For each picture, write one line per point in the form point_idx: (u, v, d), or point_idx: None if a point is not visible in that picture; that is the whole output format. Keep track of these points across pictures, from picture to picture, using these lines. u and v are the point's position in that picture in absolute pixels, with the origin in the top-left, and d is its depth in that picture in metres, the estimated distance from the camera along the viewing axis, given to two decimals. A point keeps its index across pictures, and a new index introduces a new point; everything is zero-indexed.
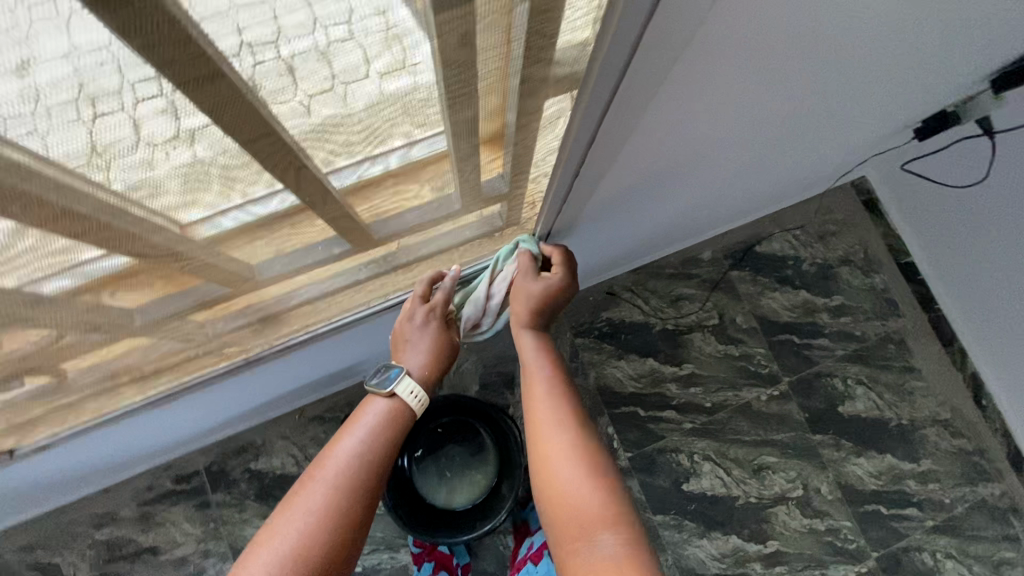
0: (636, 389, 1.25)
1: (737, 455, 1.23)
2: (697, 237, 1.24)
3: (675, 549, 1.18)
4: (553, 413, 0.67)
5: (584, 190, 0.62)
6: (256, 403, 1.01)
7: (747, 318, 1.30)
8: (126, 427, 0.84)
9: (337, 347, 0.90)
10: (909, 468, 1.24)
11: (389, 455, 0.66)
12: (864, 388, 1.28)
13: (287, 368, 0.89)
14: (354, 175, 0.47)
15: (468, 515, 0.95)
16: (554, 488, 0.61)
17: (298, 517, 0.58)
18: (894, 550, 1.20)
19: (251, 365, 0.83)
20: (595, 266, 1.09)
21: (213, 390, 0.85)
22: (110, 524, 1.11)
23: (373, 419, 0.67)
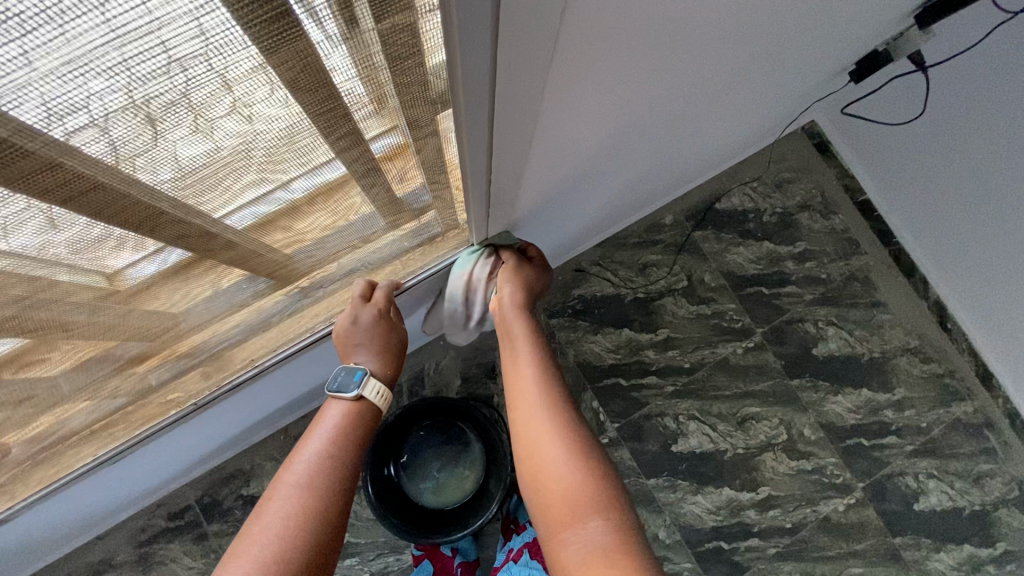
0: (615, 360, 1.26)
1: (721, 410, 1.26)
2: (648, 206, 1.26)
3: (671, 508, 1.21)
4: (539, 403, 0.68)
5: (504, 192, 0.63)
6: (229, 434, 1.00)
7: (715, 276, 1.31)
8: (95, 480, 0.82)
9: (294, 372, 0.88)
10: (886, 398, 1.29)
11: (357, 454, 0.67)
12: (834, 328, 1.31)
13: (246, 400, 0.88)
14: (248, 217, 0.49)
15: (461, 511, 0.96)
16: (546, 475, 0.61)
17: (275, 523, 0.57)
18: (879, 478, 1.25)
19: (208, 406, 0.81)
20: (551, 253, 1.09)
21: (175, 431, 0.83)
22: (108, 571, 1.10)
23: (337, 422, 0.68)
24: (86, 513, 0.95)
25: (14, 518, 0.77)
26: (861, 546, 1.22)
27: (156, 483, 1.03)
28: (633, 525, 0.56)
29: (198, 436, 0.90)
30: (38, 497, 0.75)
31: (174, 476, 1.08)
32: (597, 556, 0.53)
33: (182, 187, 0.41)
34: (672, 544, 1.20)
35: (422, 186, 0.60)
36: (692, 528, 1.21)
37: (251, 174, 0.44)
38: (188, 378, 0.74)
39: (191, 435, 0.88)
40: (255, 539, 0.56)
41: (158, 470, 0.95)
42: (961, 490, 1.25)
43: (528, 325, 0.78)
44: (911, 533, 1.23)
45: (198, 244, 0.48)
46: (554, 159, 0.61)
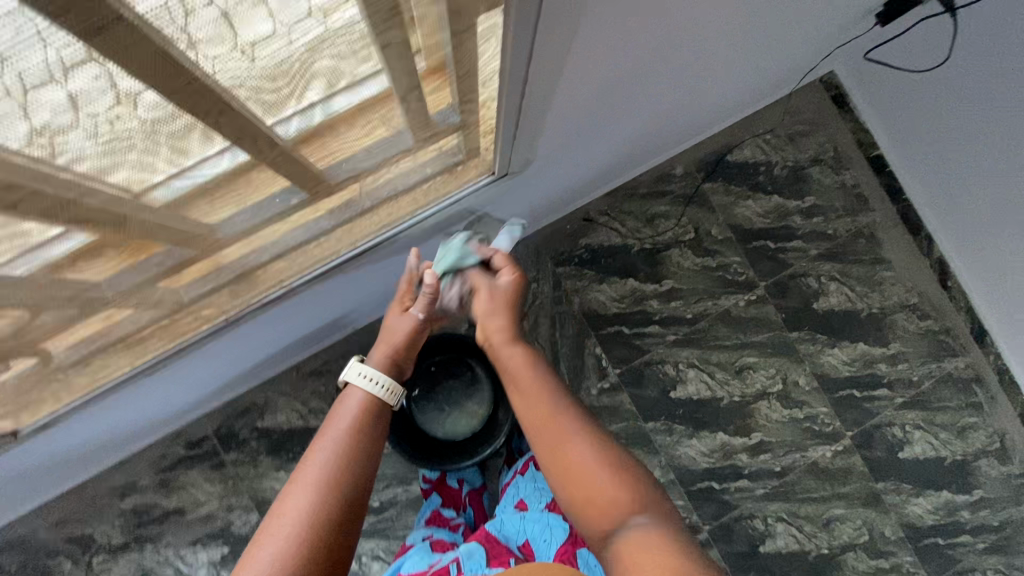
0: (619, 309, 1.28)
1: (720, 359, 1.29)
2: (661, 153, 1.25)
3: (666, 450, 1.27)
4: (560, 410, 0.69)
5: (534, 116, 0.62)
6: (247, 364, 1.04)
7: (722, 229, 1.31)
8: (134, 393, 0.87)
9: (319, 296, 0.92)
10: (880, 352, 1.32)
11: (376, 438, 0.72)
12: (836, 283, 1.33)
13: (273, 322, 0.92)
14: (298, 124, 0.51)
15: (471, 441, 1.01)
16: (579, 479, 0.65)
17: (301, 493, 0.63)
18: (867, 427, 1.31)
19: (237, 326, 0.85)
20: (564, 195, 1.09)
21: (204, 351, 0.87)
22: (132, 494, 1.16)
23: (355, 407, 0.74)
24: (122, 429, 1.00)
25: (54, 425, 0.81)
26: (845, 488, 1.29)
27: (187, 405, 1.09)
28: (671, 513, 0.64)
29: (226, 357, 0.95)
30: (80, 403, 0.80)
31: (202, 400, 1.13)
32: (647, 548, 0.59)
33: (260, 82, 0.44)
34: (666, 483, 1.26)
35: (450, 107, 0.61)
36: (685, 469, 1.27)
37: (297, 83, 0.46)
38: (214, 300, 0.77)
39: (220, 356, 0.92)
40: (286, 510, 0.62)
41: (191, 390, 1.01)
42: (945, 441, 1.30)
43: (518, 349, 0.75)
44: (892, 479, 1.30)
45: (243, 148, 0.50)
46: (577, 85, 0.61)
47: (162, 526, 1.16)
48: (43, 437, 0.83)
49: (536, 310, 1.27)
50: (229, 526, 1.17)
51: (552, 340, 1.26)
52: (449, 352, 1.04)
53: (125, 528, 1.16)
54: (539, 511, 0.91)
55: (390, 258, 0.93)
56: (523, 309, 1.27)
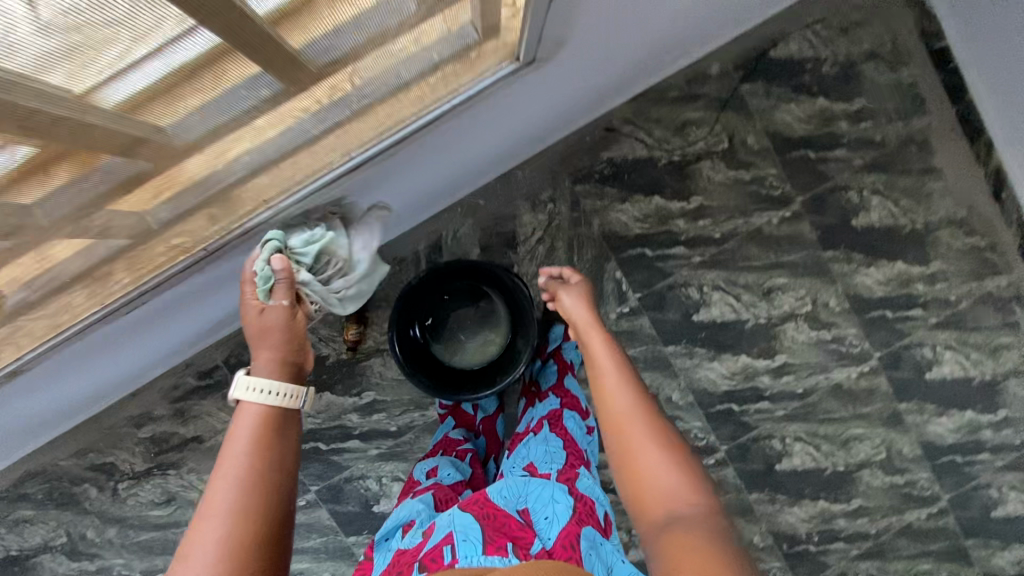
0: (642, 230, 1.18)
1: (747, 281, 1.21)
2: (690, 48, 1.10)
3: (687, 374, 1.23)
4: (629, 405, 0.79)
5: None
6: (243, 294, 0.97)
7: (758, 137, 1.18)
8: (122, 325, 0.83)
9: (309, 214, 0.85)
10: (919, 270, 1.24)
11: (271, 459, 0.73)
12: (879, 197, 1.21)
13: (263, 246, 0.85)
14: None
15: (486, 372, 0.97)
16: (640, 467, 0.72)
17: (210, 522, 0.66)
18: (895, 348, 1.26)
19: (225, 253, 0.78)
20: (583, 89, 0.96)
21: (192, 279, 0.81)
22: (149, 423, 1.16)
23: (246, 431, 0.75)
24: (121, 361, 0.97)
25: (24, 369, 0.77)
26: (867, 409, 1.27)
27: (189, 337, 1.05)
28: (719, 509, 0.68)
29: (219, 285, 0.89)
30: (49, 347, 0.75)
31: (205, 333, 1.09)
32: (693, 527, 0.64)
33: None
34: (684, 406, 1.24)
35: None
36: (705, 392, 1.24)
37: None
38: (190, 224, 0.70)
39: (211, 284, 0.87)
40: (201, 538, 0.65)
41: (187, 321, 0.96)
42: (975, 361, 1.26)
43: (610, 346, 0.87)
44: (916, 399, 1.28)
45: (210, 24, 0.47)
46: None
47: (182, 452, 1.18)
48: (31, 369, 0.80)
49: (553, 233, 1.18)
50: None
51: (570, 264, 1.19)
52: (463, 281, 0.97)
53: (146, 455, 1.17)
54: (545, 479, 0.87)
55: (385, 172, 0.85)
56: (539, 231, 1.18)
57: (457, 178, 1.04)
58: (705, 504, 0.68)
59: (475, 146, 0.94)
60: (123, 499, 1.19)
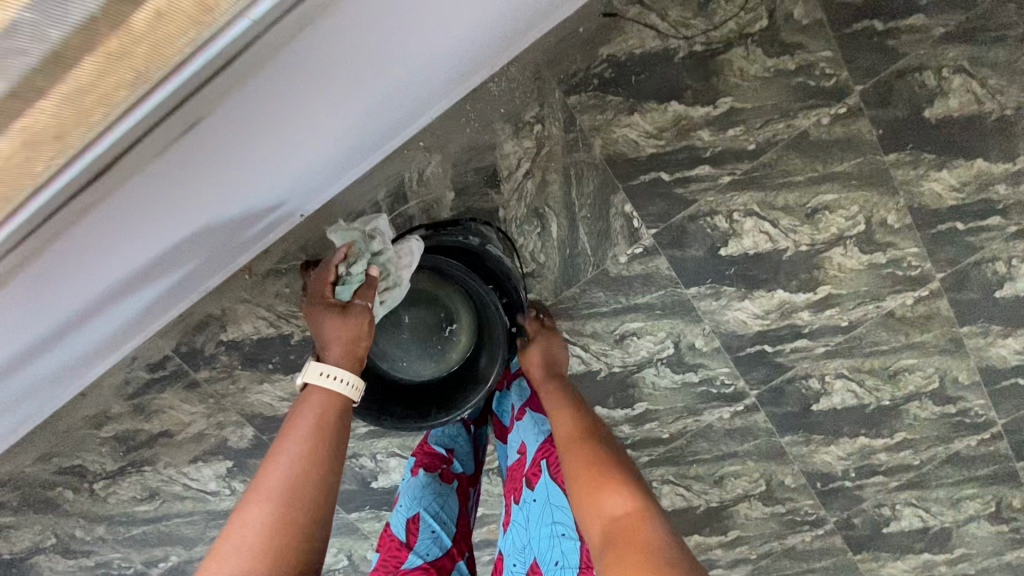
0: (656, 149, 0.94)
1: (787, 202, 0.98)
2: None
3: (712, 317, 1.06)
4: (583, 443, 0.76)
5: None
6: (158, 281, 0.80)
7: (808, 8, 0.89)
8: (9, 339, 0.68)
9: (169, 165, 0.55)
10: (1003, 169, 0.99)
11: (337, 442, 0.65)
12: (963, 76, 0.94)
13: (114, 214, 0.58)
14: None
15: (446, 389, 0.85)
16: (592, 497, 0.68)
17: (264, 499, 0.58)
18: (963, 266, 1.05)
19: (44, 231, 0.51)
20: None
21: (45, 275, 0.59)
22: (108, 422, 1.04)
23: (316, 409, 0.66)
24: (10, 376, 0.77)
25: None
26: (922, 337, 1.10)
27: (98, 336, 0.85)
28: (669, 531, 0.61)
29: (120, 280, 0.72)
30: None
31: (121, 333, 0.90)
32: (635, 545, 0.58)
33: None
34: (710, 352, 1.08)
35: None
36: (734, 335, 1.07)
37: None
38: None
39: (76, 268, 0.62)
40: (247, 521, 0.57)
41: (83, 318, 0.75)
42: None
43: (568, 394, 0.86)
44: (981, 321, 1.09)
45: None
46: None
47: (153, 448, 1.06)
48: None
49: (544, 163, 0.95)
50: (226, 441, 1.07)
51: (568, 201, 0.97)
52: (421, 277, 0.83)
53: (115, 454, 1.06)
54: None
55: (246, 91, 0.53)
56: (525, 162, 0.95)
57: (389, 98, 0.74)
58: (651, 506, 0.64)
59: (412, 39, 0.64)
60: (104, 499, 1.10)
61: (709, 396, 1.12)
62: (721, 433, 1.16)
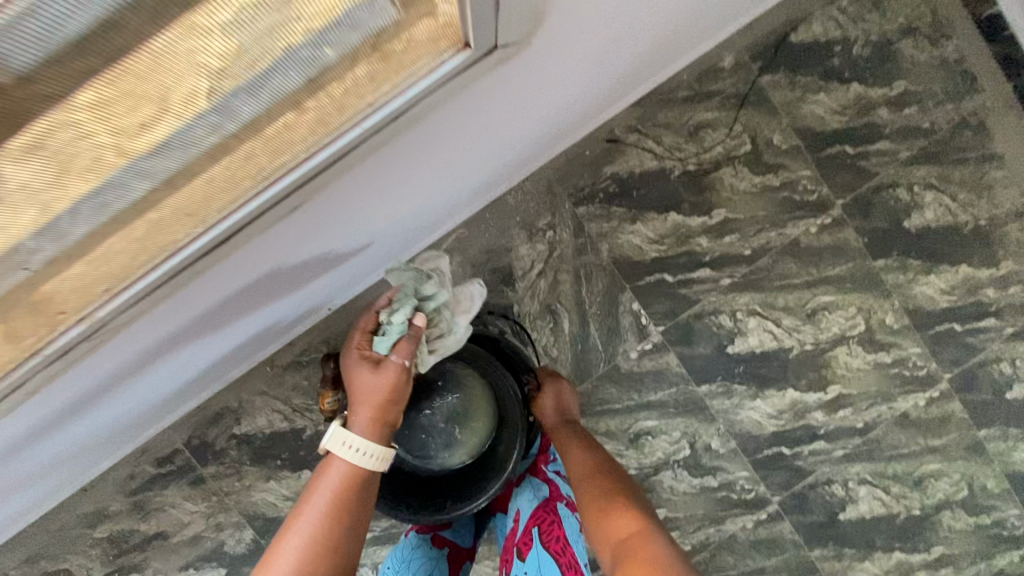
0: (659, 253, 1.02)
1: (787, 302, 1.04)
2: (678, 59, 0.95)
3: (726, 416, 1.05)
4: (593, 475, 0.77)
5: None
6: (186, 374, 0.83)
7: (786, 136, 1.01)
8: (51, 435, 0.70)
9: (234, 279, 0.62)
10: (988, 275, 1.06)
11: (354, 523, 0.64)
12: (934, 193, 1.04)
13: (177, 322, 0.64)
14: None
15: (470, 474, 0.84)
16: (604, 526, 0.69)
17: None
18: (968, 367, 1.07)
19: (121, 338, 0.58)
20: (558, 117, 0.83)
21: (105, 373, 0.64)
22: (104, 521, 1.00)
23: (336, 483, 0.65)
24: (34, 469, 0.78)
25: None
26: (941, 441, 1.08)
27: (127, 421, 0.85)
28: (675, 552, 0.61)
29: (157, 376, 0.76)
30: None
31: (145, 419, 0.90)
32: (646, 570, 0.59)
33: None
34: (726, 454, 1.06)
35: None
36: (749, 435, 1.06)
37: None
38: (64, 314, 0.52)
39: (133, 365, 0.67)
40: None
41: (117, 410, 0.78)
42: None
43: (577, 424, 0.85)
44: (998, 424, 1.09)
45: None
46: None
47: (146, 552, 1.01)
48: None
49: (556, 264, 1.02)
50: (222, 545, 1.02)
51: (578, 299, 1.02)
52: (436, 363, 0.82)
53: (103, 559, 1.01)
54: None
55: (307, 221, 0.61)
56: (538, 263, 1.02)
57: (416, 216, 0.83)
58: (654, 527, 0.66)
59: (444, 172, 0.74)
60: None
61: (730, 503, 1.07)
62: (746, 546, 1.08)
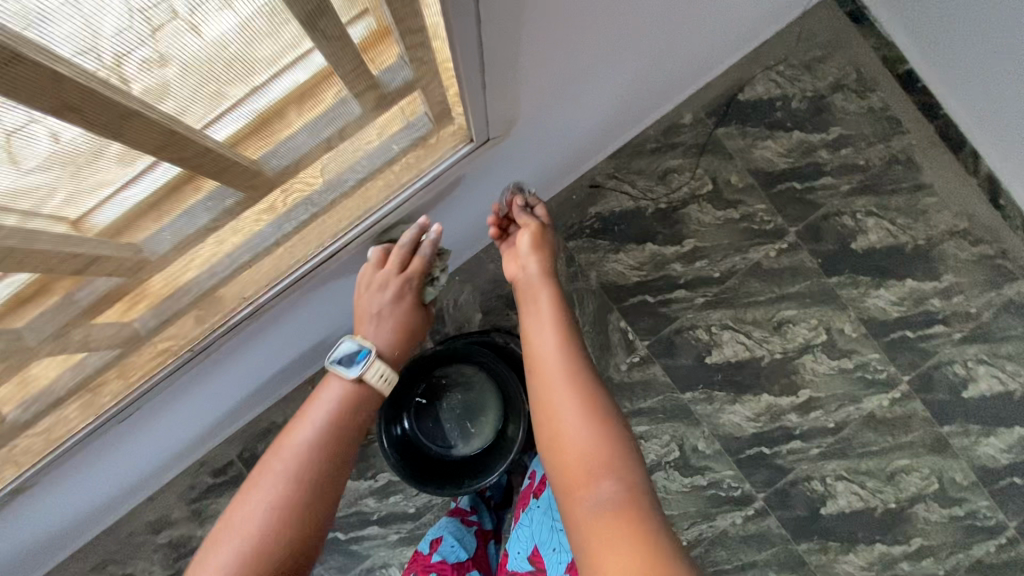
0: (640, 278, 1.19)
1: (755, 317, 1.19)
2: (642, 120, 1.15)
3: (709, 420, 1.19)
4: (556, 364, 0.75)
5: (499, 60, 0.57)
6: (245, 392, 1.00)
7: (741, 176, 1.20)
8: (141, 439, 0.87)
9: (294, 306, 0.81)
10: (932, 287, 1.21)
11: (339, 433, 0.78)
12: (875, 219, 1.21)
13: (249, 344, 0.82)
14: (231, 123, 0.49)
15: (484, 458, 0.98)
16: (557, 425, 0.71)
17: (271, 478, 0.73)
18: (925, 369, 1.21)
19: (211, 355, 0.76)
20: (546, 172, 1.03)
21: (191, 385, 0.81)
22: (167, 528, 1.15)
23: (331, 402, 0.79)
24: (121, 473, 0.95)
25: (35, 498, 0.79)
26: (907, 438, 1.20)
27: (194, 434, 1.02)
28: (630, 476, 0.66)
29: (223, 392, 0.93)
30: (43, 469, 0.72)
31: (215, 430, 1.08)
32: (609, 511, 0.62)
33: (199, 76, 0.43)
34: (712, 454, 1.19)
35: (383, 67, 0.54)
36: (731, 437, 1.19)
37: (222, 72, 0.44)
38: (177, 331, 0.70)
39: (212, 380, 0.85)
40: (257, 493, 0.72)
41: (190, 422, 0.95)
42: (1013, 373, 1.20)
43: (551, 312, 0.80)
44: (959, 421, 1.20)
45: (96, 131, 0.41)
46: (568, 34, 0.62)
47: None
48: (110, 432, 0.77)
49: None
50: None
51: (573, 320, 1.19)
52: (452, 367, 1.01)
53: (165, 562, 1.14)
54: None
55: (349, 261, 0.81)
56: None
57: None
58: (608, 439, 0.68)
59: (453, 222, 0.94)
60: None
61: (719, 500, 1.19)
62: (736, 541, 1.19)
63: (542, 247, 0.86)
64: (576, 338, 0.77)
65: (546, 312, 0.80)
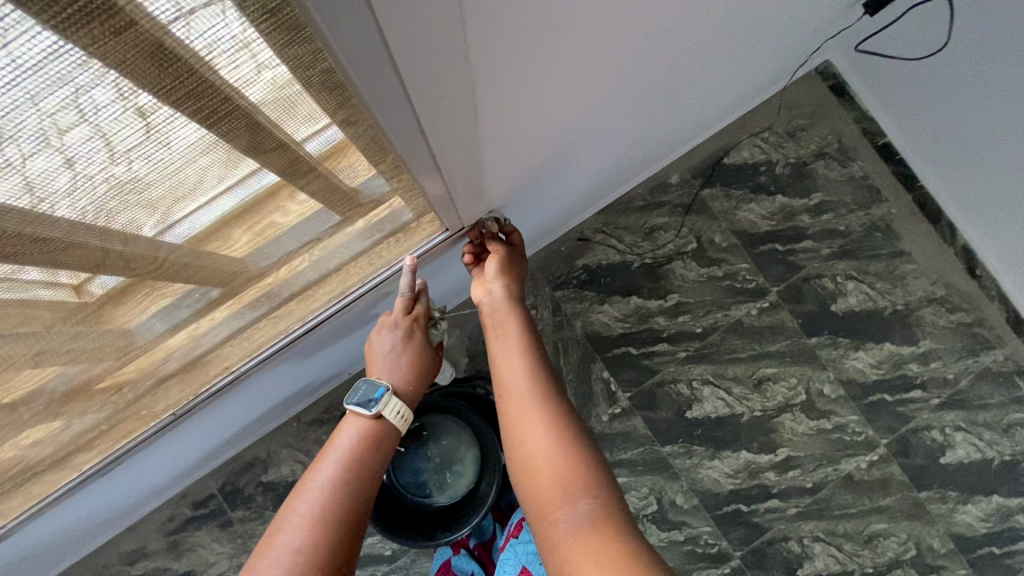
0: (624, 329, 1.22)
1: (735, 373, 1.22)
2: (628, 183, 1.20)
3: (688, 474, 1.20)
4: (527, 394, 0.76)
5: (464, 185, 0.64)
6: (229, 433, 1.02)
7: (725, 236, 1.25)
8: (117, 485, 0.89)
9: (284, 359, 0.85)
10: (909, 351, 1.23)
11: (366, 478, 0.71)
12: (854, 282, 1.25)
13: (237, 393, 0.86)
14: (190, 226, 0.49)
15: (456, 510, 1.00)
16: (530, 455, 0.71)
17: (292, 525, 0.65)
18: (903, 433, 1.22)
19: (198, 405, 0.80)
20: (534, 232, 1.08)
21: (179, 429, 0.84)
22: (143, 559, 1.15)
23: (352, 442, 0.74)
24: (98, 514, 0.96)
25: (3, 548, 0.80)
26: (886, 501, 1.21)
27: (176, 472, 1.03)
28: (608, 494, 0.65)
29: (205, 437, 0.95)
30: (26, 516, 0.77)
31: (198, 465, 1.10)
32: (585, 530, 0.61)
33: (177, 199, 0.45)
34: (690, 510, 1.19)
35: (374, 177, 0.57)
36: (710, 493, 1.20)
37: (207, 188, 0.46)
38: (167, 379, 0.73)
39: (200, 428, 0.89)
40: (274, 544, 0.63)
41: (164, 467, 0.96)
42: (990, 441, 1.21)
43: (518, 343, 0.81)
44: (936, 486, 1.21)
45: (87, 265, 0.46)
46: (532, 148, 0.66)
47: None
48: (93, 482, 0.82)
49: None
50: None
51: (557, 368, 1.21)
52: (432, 417, 1.04)
53: None
54: None
55: (337, 324, 0.85)
56: None
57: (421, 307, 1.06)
58: (579, 459, 0.68)
59: (439, 282, 0.99)
60: None
61: (696, 556, 1.19)
62: None
63: (510, 272, 0.87)
64: (547, 368, 0.79)
65: (515, 345, 0.81)
